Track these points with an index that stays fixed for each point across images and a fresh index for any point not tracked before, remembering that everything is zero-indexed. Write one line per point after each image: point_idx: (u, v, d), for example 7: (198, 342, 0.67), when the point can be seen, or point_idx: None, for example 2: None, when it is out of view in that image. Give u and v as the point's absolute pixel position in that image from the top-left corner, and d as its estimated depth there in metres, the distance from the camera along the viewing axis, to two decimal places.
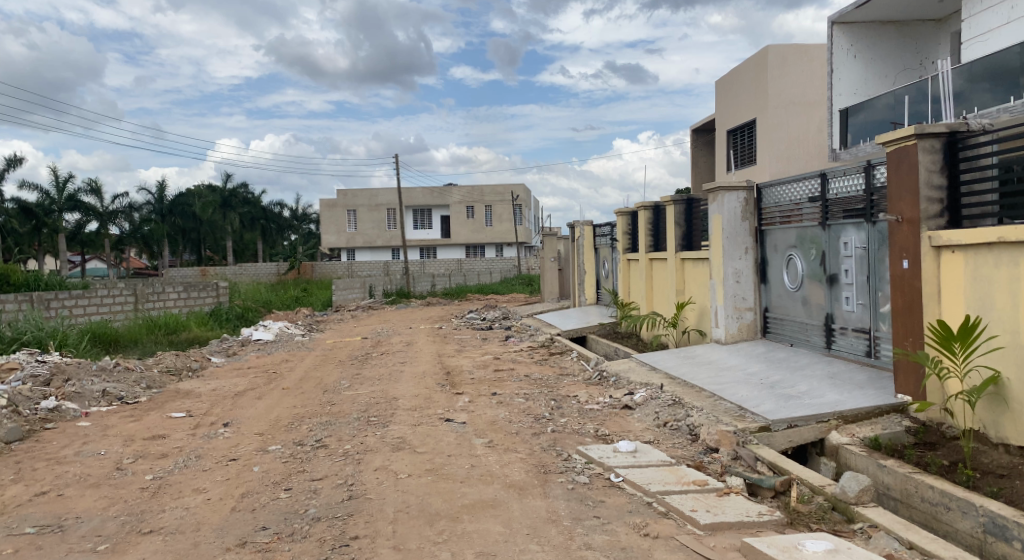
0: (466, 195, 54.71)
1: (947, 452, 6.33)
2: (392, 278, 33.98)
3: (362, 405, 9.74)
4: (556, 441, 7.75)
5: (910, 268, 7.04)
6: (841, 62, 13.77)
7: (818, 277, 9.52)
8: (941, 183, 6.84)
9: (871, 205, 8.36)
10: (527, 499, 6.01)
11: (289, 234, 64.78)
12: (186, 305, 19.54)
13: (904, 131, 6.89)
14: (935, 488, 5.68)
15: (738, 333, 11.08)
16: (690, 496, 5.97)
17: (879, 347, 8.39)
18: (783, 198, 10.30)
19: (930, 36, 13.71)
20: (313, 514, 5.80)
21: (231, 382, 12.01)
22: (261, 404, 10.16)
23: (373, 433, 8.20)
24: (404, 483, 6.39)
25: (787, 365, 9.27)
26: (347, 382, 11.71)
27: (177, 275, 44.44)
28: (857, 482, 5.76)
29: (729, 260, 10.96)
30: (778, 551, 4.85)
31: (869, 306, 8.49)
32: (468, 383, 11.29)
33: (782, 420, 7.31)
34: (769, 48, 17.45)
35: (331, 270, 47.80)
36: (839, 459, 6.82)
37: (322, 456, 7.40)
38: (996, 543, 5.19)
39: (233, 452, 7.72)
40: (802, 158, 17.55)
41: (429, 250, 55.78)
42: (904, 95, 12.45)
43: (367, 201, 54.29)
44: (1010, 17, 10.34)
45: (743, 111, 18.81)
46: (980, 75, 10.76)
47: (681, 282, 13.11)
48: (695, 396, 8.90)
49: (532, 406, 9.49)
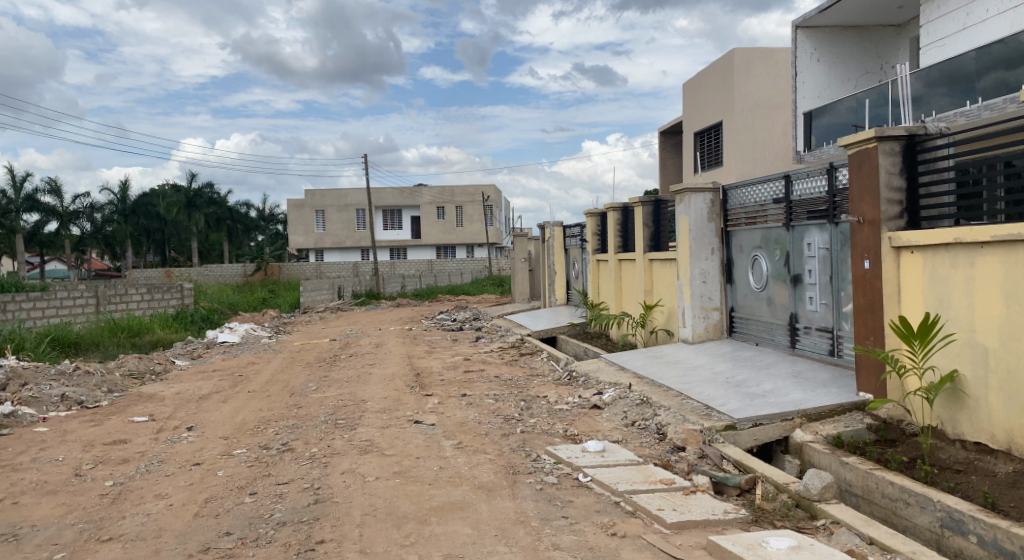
0: (436, 196, 54.59)
1: (907, 449, 6.47)
2: (361, 279, 33.84)
3: (330, 408, 9.66)
4: (524, 442, 7.77)
5: (871, 268, 7.17)
6: (804, 65, 14.00)
7: (782, 277, 9.67)
8: (900, 185, 6.98)
9: (834, 207, 8.50)
10: (495, 500, 6.01)
11: (256, 234, 64.18)
12: (149, 307, 19.19)
13: (864, 134, 7.02)
14: (895, 484, 5.78)
15: (705, 332, 11.20)
16: (657, 494, 6.02)
17: (841, 346, 8.53)
18: (748, 199, 10.45)
19: (890, 41, 13.99)
20: (279, 518, 5.73)
21: (196, 385, 11.83)
22: (226, 407, 10.03)
23: (341, 436, 8.13)
24: (371, 486, 6.35)
25: (753, 364, 9.40)
26: (314, 384, 11.61)
27: (140, 277, 43.68)
28: (820, 479, 5.85)
29: (695, 260, 11.07)
30: (743, 548, 4.91)
31: (832, 305, 8.63)
32: (438, 384, 11.26)
33: (748, 419, 7.40)
34: (735, 51, 17.64)
35: (299, 270, 47.29)
36: (803, 457, 6.92)
37: (288, 459, 7.33)
38: (953, 537, 5.29)
39: (197, 457, 7.60)
40: (767, 160, 17.80)
41: (399, 251, 55.59)
42: (865, 99, 12.67)
43: (335, 201, 53.91)
44: (967, 23, 10.69)
45: (710, 113, 19.00)
46: (938, 80, 10.99)
47: (649, 283, 13.23)
48: (662, 396, 8.96)
49: (502, 407, 9.50)
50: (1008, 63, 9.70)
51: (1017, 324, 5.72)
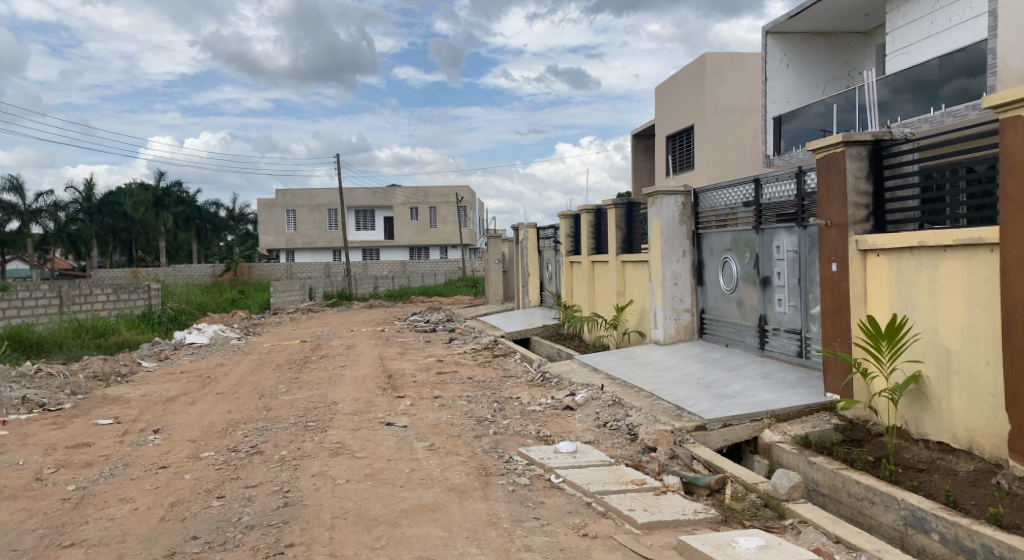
0: (409, 196, 54.37)
1: (872, 448, 6.58)
2: (333, 280, 33.63)
3: (300, 410, 9.57)
4: (497, 443, 7.76)
5: (838, 270, 7.28)
6: (775, 70, 14.19)
7: (751, 280, 9.78)
8: (867, 189, 7.11)
9: (802, 210, 8.62)
10: (467, 502, 5.99)
11: (226, 234, 63.45)
12: (115, 308, 18.85)
13: (832, 139, 7.12)
14: (860, 483, 5.88)
15: (676, 334, 11.29)
16: (628, 495, 6.05)
17: (809, 347, 8.65)
18: (718, 202, 10.55)
19: (857, 47, 14.23)
20: (247, 522, 5.67)
21: (163, 387, 11.65)
22: (193, 410, 9.89)
23: (311, 438, 8.06)
24: (342, 489, 6.30)
25: (723, 365, 9.49)
26: (284, 386, 11.50)
27: (106, 277, 42.96)
28: (787, 479, 5.92)
29: (667, 262, 11.16)
30: (712, 548, 4.95)
31: (800, 307, 8.75)
32: (410, 386, 11.21)
33: (717, 419, 7.48)
34: (707, 56, 17.81)
35: (270, 270, 46.82)
36: (771, 457, 7.01)
37: (257, 462, 7.25)
38: (916, 535, 5.38)
39: (163, 460, 7.48)
40: (738, 164, 17.99)
41: (372, 251, 55.27)
42: (832, 104, 12.86)
43: (307, 201, 53.47)
44: (931, 31, 10.97)
45: (682, 116, 19.16)
46: (903, 87, 11.18)
47: (622, 284, 13.31)
48: (634, 396, 9.02)
49: (475, 408, 9.48)
50: (970, 71, 9.87)
51: (978, 327, 5.83)
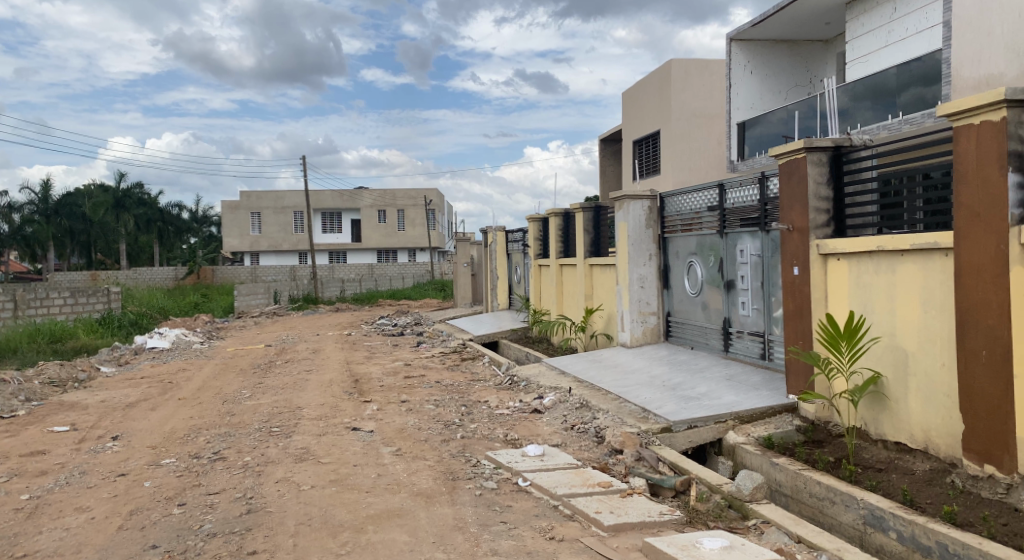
0: (377, 199, 54.04)
1: (833, 449, 6.71)
2: (299, 283, 33.25)
3: (264, 415, 9.45)
4: (464, 447, 7.74)
5: (800, 274, 7.42)
6: (738, 77, 14.39)
7: (716, 283, 9.91)
8: (828, 195, 7.24)
9: (765, 215, 8.75)
10: (434, 507, 5.96)
11: (189, 237, 62.46)
12: (72, 312, 18.47)
13: (793, 145, 7.25)
14: (821, 483, 5.98)
15: (643, 337, 11.37)
16: (595, 497, 6.08)
17: (772, 349, 8.78)
18: (684, 207, 10.67)
19: (818, 55, 14.51)
20: (208, 530, 5.57)
21: (123, 393, 11.42)
22: (154, 416, 9.71)
23: (275, 443, 7.96)
24: (307, 495, 6.23)
25: (688, 368, 9.59)
26: (248, 391, 11.34)
27: (64, 279, 42.09)
28: (751, 480, 6.00)
29: (634, 266, 11.25)
30: (677, 549, 4.99)
31: (763, 310, 8.88)
32: (376, 390, 11.12)
33: (682, 421, 7.56)
34: (673, 62, 18.00)
35: (233, 274, 46.15)
36: (735, 458, 7.09)
37: (220, 468, 7.13)
38: (874, 533, 5.49)
39: (122, 467, 7.33)
40: (703, 169, 18.19)
41: (339, 254, 54.81)
42: (795, 111, 13.08)
43: (272, 203, 52.89)
44: (889, 40, 11.23)
45: (649, 121, 19.33)
46: (863, 94, 11.41)
47: (590, 288, 13.38)
48: (602, 399, 9.08)
49: (442, 412, 9.45)
50: (926, 80, 10.11)
51: (934, 329, 5.97)
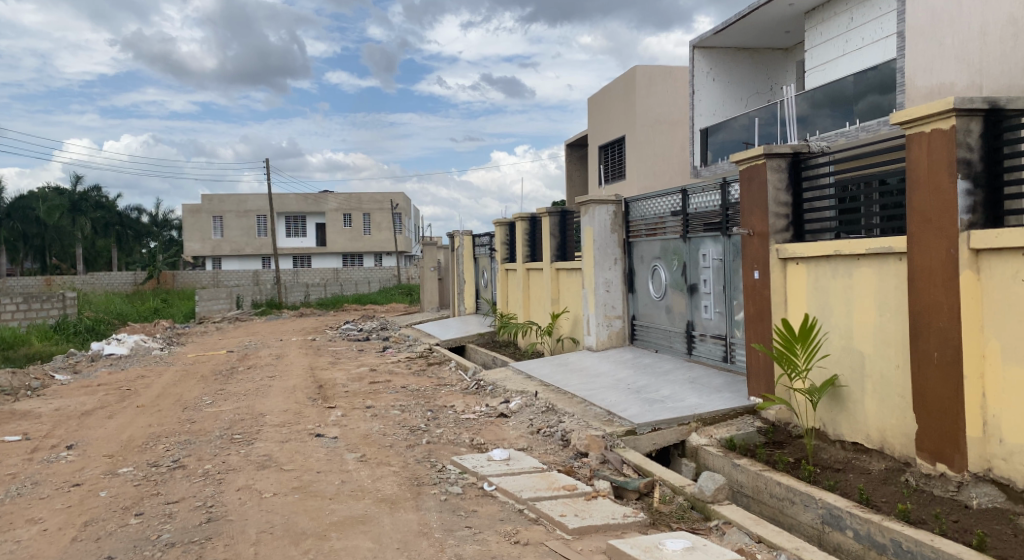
0: (342, 203, 53.66)
1: (793, 450, 6.82)
2: (262, 288, 32.85)
3: (226, 422, 9.31)
4: (430, 452, 7.71)
5: (761, 278, 7.55)
6: (701, 83, 14.58)
7: (679, 287, 10.02)
8: (786, 200, 7.37)
9: (726, 220, 8.88)
10: (398, 513, 5.93)
11: (149, 240, 61.31)
12: (26, 318, 18.01)
13: (753, 151, 7.38)
14: (781, 484, 6.07)
15: (608, 340, 11.45)
16: (560, 500, 6.10)
17: (733, 352, 8.90)
18: (648, 211, 10.78)
19: (778, 63, 14.79)
20: (166, 539, 5.47)
21: (78, 401, 11.16)
22: (111, 424, 9.51)
23: (237, 451, 7.84)
24: (269, 503, 6.16)
25: (653, 371, 9.68)
26: (209, 398, 11.16)
27: (16, 285, 40.96)
28: (713, 481, 6.07)
29: (599, 270, 11.32)
30: (640, 551, 5.04)
31: (725, 313, 9.00)
32: (341, 396, 11.02)
33: (647, 424, 7.62)
34: (637, 68, 18.18)
35: (194, 279, 45.38)
36: (698, 460, 7.18)
37: (179, 477, 7.01)
38: (833, 532, 5.59)
39: (77, 477, 7.16)
40: (667, 174, 18.38)
41: (304, 259, 54.21)
42: (755, 118, 13.29)
43: (234, 207, 52.17)
44: (846, 49, 11.49)
45: (614, 127, 19.49)
46: (822, 102, 11.64)
47: (556, 292, 13.43)
48: (567, 403, 9.12)
49: (408, 418, 9.41)
50: (882, 88, 10.33)
51: (889, 332, 6.10)
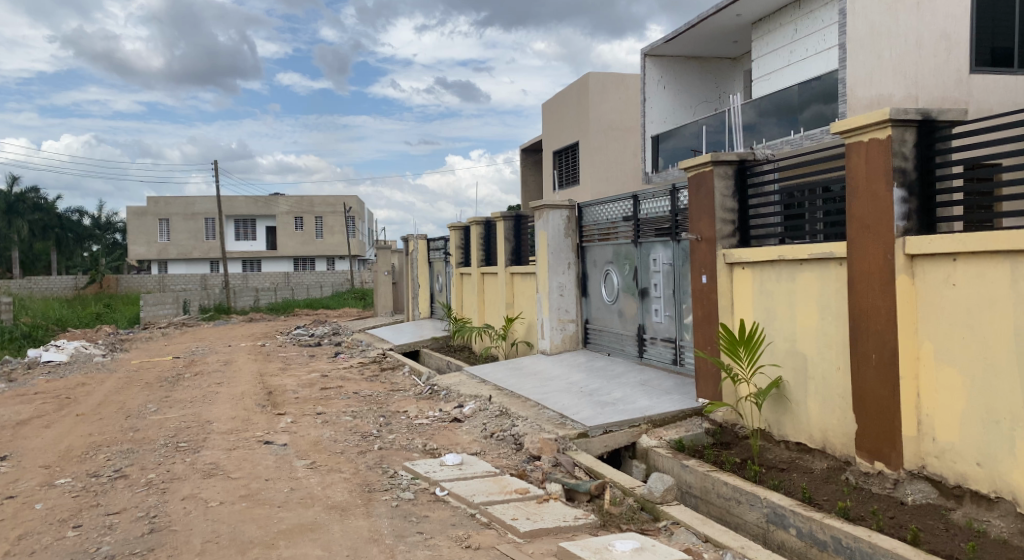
0: (293, 205, 52.93)
1: (740, 450, 6.96)
2: (210, 292, 32.20)
3: (171, 430, 9.09)
4: (382, 458, 7.66)
5: (709, 282, 7.69)
6: (652, 91, 14.77)
7: (631, 291, 10.15)
8: (733, 207, 7.53)
9: (676, 225, 9.02)
10: (348, 520, 5.87)
11: (91, 243, 59.52)
12: None
13: (701, 158, 7.52)
14: (728, 484, 6.19)
15: (562, 344, 11.52)
16: (511, 504, 6.12)
17: (683, 354, 9.04)
18: (601, 217, 10.88)
19: (726, 72, 15.07)
20: (106, 552, 5.32)
21: (14, 410, 10.75)
22: (48, 433, 9.19)
23: (182, 459, 7.67)
24: (215, 512, 6.03)
25: (605, 374, 9.78)
26: (154, 405, 10.87)
27: None
28: (661, 482, 6.17)
29: (553, 274, 11.38)
30: (590, 552, 5.08)
31: (674, 316, 9.15)
32: (291, 402, 10.85)
33: (598, 427, 7.70)
34: (590, 75, 18.34)
35: (139, 283, 44.17)
36: (648, 461, 7.27)
37: (121, 487, 6.81)
38: (776, 530, 5.72)
39: (11, 489, 6.90)
40: (620, 179, 18.60)
41: (253, 262, 53.25)
42: (704, 125, 13.55)
43: (181, 209, 51.00)
44: (790, 60, 11.80)
45: (568, 133, 19.64)
46: (769, 111, 11.92)
47: (510, 296, 13.46)
48: (521, 406, 9.15)
49: (360, 423, 9.32)
50: (825, 97, 10.59)
51: (831, 335, 6.28)
